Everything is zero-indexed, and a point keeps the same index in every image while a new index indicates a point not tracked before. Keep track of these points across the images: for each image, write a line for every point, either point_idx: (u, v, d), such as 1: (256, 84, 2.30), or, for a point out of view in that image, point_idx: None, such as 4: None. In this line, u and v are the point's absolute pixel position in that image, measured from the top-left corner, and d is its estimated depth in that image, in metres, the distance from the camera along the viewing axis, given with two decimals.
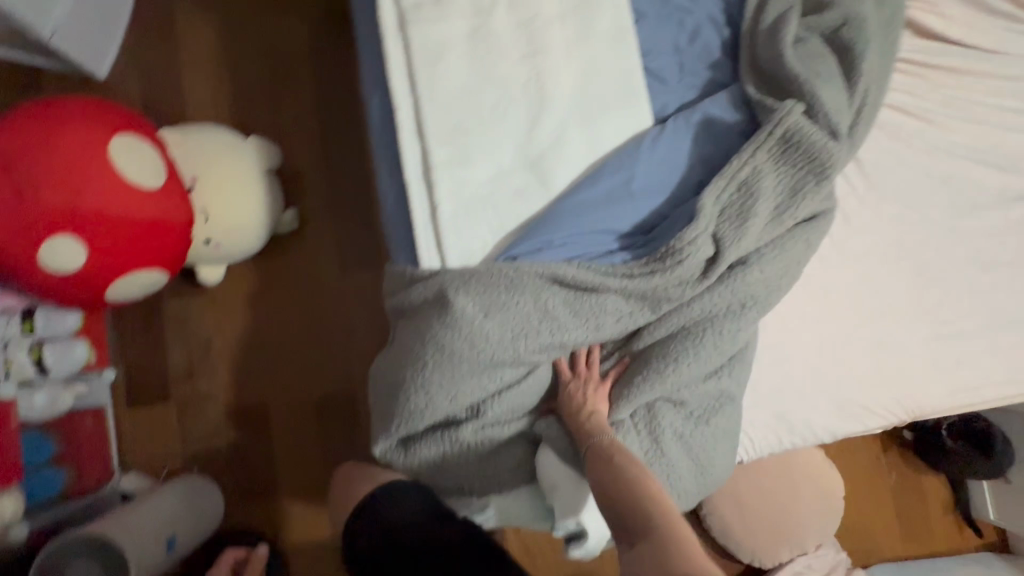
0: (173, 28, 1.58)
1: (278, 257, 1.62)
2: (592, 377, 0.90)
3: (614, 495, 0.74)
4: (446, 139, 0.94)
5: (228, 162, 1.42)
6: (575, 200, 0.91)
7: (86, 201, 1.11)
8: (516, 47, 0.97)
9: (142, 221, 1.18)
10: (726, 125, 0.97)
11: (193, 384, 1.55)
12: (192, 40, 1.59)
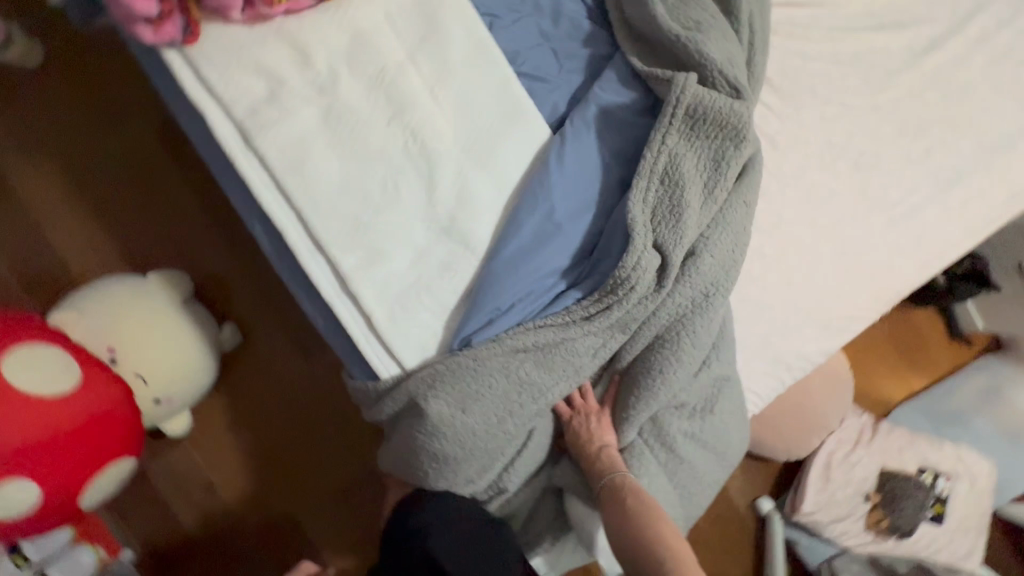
0: (17, 194, 1.44)
1: (237, 373, 1.53)
2: (591, 408, 0.87)
3: (629, 546, 0.75)
4: (348, 242, 0.85)
5: (140, 313, 1.30)
6: (505, 255, 0.84)
7: (10, 437, 1.02)
8: (378, 111, 0.86)
9: (80, 424, 1.10)
10: (624, 109, 0.89)
11: (214, 527, 1.50)
12: (43, 199, 1.45)
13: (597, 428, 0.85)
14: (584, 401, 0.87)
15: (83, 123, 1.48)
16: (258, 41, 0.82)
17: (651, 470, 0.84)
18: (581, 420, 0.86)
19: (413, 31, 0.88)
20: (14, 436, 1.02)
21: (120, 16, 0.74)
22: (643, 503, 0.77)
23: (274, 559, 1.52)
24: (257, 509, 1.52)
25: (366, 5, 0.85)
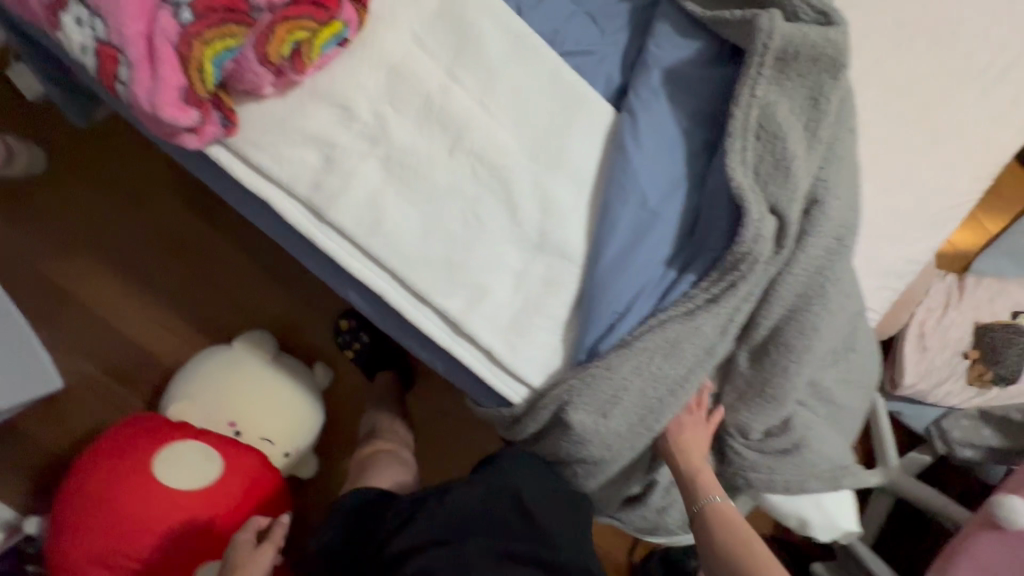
0: (73, 295, 1.46)
1: (341, 404, 1.56)
2: (700, 417, 0.85)
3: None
4: (449, 286, 0.83)
5: (240, 382, 1.34)
6: (609, 257, 0.81)
7: (194, 526, 1.13)
8: (437, 142, 0.81)
9: (240, 493, 1.17)
10: (690, 64, 0.82)
11: None
12: (99, 293, 1.47)
13: (698, 436, 0.84)
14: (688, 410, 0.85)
15: (109, 209, 1.46)
16: (299, 109, 0.77)
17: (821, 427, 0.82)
18: (688, 437, 0.85)
19: (445, 44, 0.80)
20: (198, 524, 1.13)
21: (157, 131, 0.68)
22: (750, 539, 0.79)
23: None
24: None
25: (392, 32, 0.78)
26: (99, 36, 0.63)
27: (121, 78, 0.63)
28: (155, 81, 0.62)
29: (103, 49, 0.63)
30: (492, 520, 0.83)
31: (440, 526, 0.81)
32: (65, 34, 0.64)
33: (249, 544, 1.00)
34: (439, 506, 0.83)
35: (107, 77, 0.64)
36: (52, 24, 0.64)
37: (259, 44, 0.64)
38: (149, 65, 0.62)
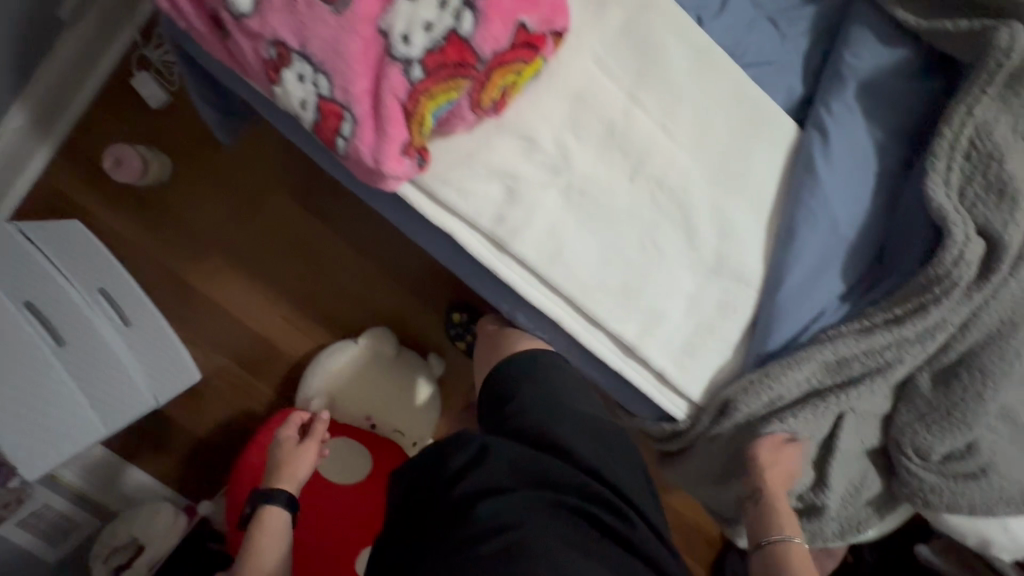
0: (198, 287, 1.53)
1: (451, 394, 1.62)
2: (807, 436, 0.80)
3: None
4: (623, 310, 0.83)
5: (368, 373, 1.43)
6: (789, 278, 0.78)
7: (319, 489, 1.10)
8: (617, 169, 0.79)
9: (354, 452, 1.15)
10: (890, 75, 0.77)
11: None
12: (221, 287, 1.54)
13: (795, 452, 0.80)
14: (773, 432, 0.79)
15: (228, 208, 1.51)
16: (486, 142, 0.76)
17: (1005, 447, 0.82)
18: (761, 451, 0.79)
19: (627, 65, 0.77)
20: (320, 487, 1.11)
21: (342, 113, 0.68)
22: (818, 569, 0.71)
23: None
24: None
25: (576, 57, 0.75)
26: (322, 92, 0.63)
27: (343, 133, 0.64)
28: (378, 136, 0.63)
29: (326, 105, 0.64)
30: (539, 465, 0.66)
31: (507, 473, 0.64)
32: (285, 89, 0.65)
33: (290, 442, 1.05)
34: (500, 444, 0.68)
35: (325, 131, 0.65)
36: (270, 78, 0.65)
37: (473, 91, 0.63)
38: (373, 122, 0.63)
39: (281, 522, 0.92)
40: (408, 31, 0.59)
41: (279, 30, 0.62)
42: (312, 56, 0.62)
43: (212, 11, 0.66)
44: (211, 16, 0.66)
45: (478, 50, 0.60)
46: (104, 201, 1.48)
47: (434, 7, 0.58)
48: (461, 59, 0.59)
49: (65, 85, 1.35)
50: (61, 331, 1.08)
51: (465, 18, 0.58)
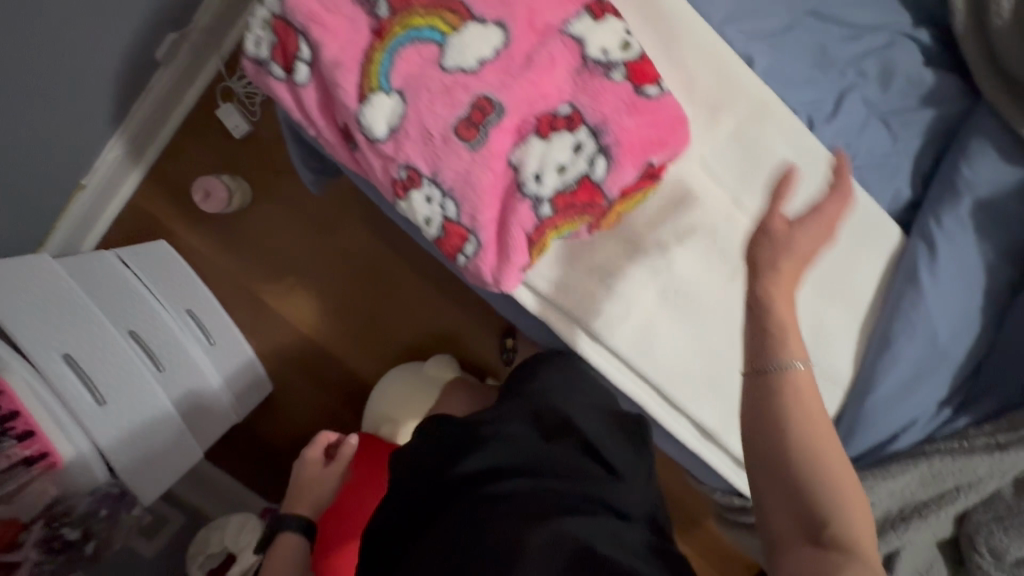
0: (270, 306, 1.60)
1: None
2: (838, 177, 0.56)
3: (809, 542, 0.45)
4: (708, 399, 0.86)
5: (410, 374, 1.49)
6: (885, 389, 0.79)
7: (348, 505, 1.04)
8: (715, 270, 0.81)
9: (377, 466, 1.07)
10: (1009, 193, 0.75)
11: None
12: (290, 306, 1.60)
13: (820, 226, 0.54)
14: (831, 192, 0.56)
15: (301, 231, 1.57)
16: (591, 244, 0.79)
17: None
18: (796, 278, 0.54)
19: (735, 172, 0.77)
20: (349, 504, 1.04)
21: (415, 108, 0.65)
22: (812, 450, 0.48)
23: None
24: None
25: (685, 164, 0.76)
26: (449, 215, 0.66)
27: (465, 252, 0.67)
28: (500, 259, 0.66)
29: (451, 226, 0.66)
30: (537, 446, 0.62)
31: (502, 455, 0.60)
32: (410, 207, 0.67)
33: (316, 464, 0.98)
34: (497, 428, 0.64)
35: (447, 246, 0.68)
36: (397, 195, 0.67)
37: (592, 222, 0.68)
38: (495, 247, 0.66)
39: (296, 544, 0.92)
40: (541, 170, 0.63)
41: (412, 157, 0.64)
42: (443, 183, 0.64)
43: (342, 124, 0.68)
44: (342, 129, 0.69)
45: (607, 190, 0.64)
46: (186, 222, 1.55)
47: (570, 150, 0.63)
48: (591, 200, 0.65)
49: (155, 115, 1.40)
50: (161, 358, 1.30)
51: (602, 161, 0.63)
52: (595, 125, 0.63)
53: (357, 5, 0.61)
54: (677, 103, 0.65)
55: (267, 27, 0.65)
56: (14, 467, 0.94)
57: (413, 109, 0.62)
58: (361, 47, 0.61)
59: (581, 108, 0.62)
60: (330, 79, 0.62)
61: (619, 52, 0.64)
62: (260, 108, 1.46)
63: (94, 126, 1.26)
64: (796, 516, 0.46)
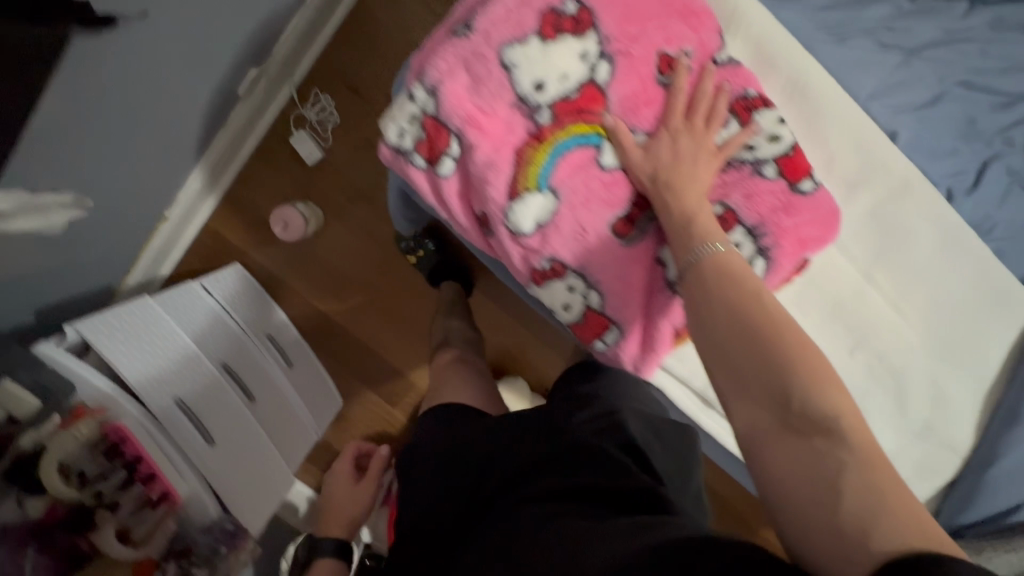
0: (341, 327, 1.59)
1: None
2: (679, 84, 0.67)
3: (814, 495, 0.49)
4: None
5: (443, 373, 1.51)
6: (1009, 461, 0.79)
7: None
8: (839, 344, 0.79)
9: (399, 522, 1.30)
10: None
11: None
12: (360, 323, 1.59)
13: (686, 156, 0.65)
14: (690, 121, 0.67)
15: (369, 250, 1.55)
16: None
17: None
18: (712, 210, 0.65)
19: (869, 247, 0.76)
20: None
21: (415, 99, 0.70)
22: (806, 394, 0.53)
23: None
24: None
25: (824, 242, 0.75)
26: (592, 305, 0.71)
27: (605, 340, 0.73)
28: (644, 350, 0.73)
29: (592, 315, 0.72)
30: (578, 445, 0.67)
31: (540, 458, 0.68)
32: (550, 295, 0.71)
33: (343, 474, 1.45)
34: (543, 430, 0.71)
35: (586, 331, 0.73)
36: (535, 283, 0.70)
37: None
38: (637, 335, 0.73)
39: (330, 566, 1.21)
40: None
41: (559, 252, 0.69)
42: (588, 276, 0.69)
43: (477, 214, 0.70)
44: (478, 217, 0.70)
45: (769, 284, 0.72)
46: (253, 245, 1.54)
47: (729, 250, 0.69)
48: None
49: (234, 142, 1.40)
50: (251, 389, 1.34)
51: (763, 256, 0.70)
52: (752, 224, 0.69)
53: (518, 111, 0.65)
54: (834, 197, 0.70)
55: (412, 120, 0.65)
56: (141, 510, 1.00)
57: (565, 208, 0.67)
58: (517, 150, 0.66)
59: (735, 208, 0.69)
60: (481, 178, 0.66)
61: (771, 146, 0.69)
62: (332, 135, 1.45)
63: (183, 161, 1.27)
64: (778, 418, 0.53)
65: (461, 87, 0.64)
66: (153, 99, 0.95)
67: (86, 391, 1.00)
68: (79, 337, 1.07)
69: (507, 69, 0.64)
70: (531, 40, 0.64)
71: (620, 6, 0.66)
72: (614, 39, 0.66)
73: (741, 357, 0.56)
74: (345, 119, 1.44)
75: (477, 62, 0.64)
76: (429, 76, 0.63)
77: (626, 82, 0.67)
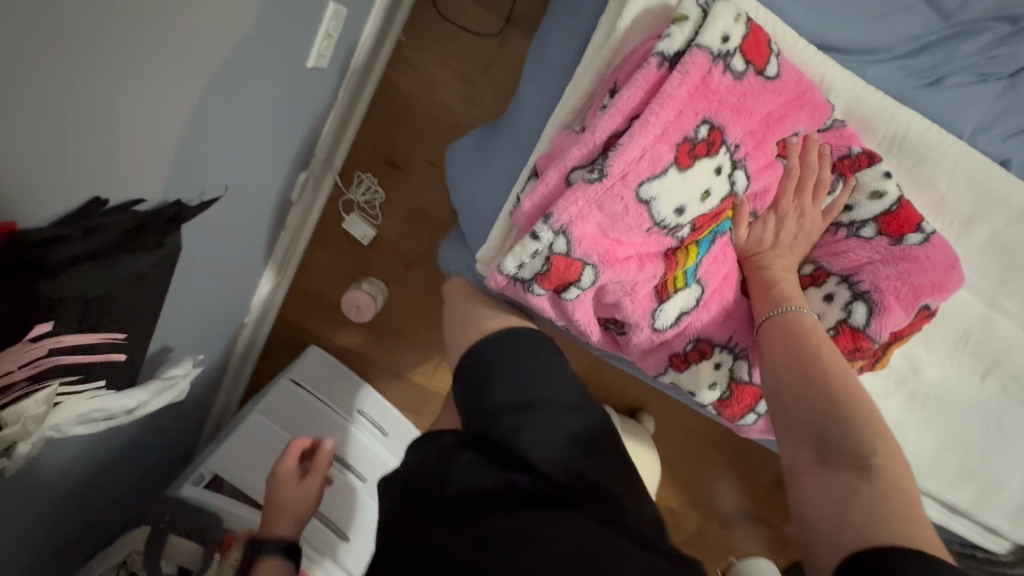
0: (423, 387, 1.61)
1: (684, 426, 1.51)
2: (795, 164, 0.68)
3: (829, 516, 0.51)
4: (961, 483, 0.85)
5: None
6: None
7: None
8: (968, 372, 0.78)
9: None
10: None
11: (729, 532, 1.54)
12: (440, 378, 1.60)
13: (787, 232, 0.71)
14: (798, 199, 0.70)
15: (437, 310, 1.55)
16: None
17: None
18: (793, 278, 0.71)
19: (987, 275, 0.73)
20: None
21: (521, 224, 0.67)
22: (849, 425, 0.56)
23: (769, 546, 1.55)
24: (727, 524, 1.54)
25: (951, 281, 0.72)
26: (741, 377, 0.76)
27: (756, 411, 0.81)
28: None
29: (743, 387, 0.77)
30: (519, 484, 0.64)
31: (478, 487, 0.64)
32: (695, 375, 0.77)
33: (295, 477, 1.06)
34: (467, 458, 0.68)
35: (733, 405, 0.79)
36: (679, 367, 0.78)
37: (865, 364, 0.71)
38: None
39: (279, 566, 0.93)
40: None
41: (701, 331, 0.76)
42: (735, 347, 0.76)
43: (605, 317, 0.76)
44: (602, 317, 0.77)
45: (874, 334, 0.67)
46: (326, 327, 1.58)
47: (821, 301, 0.69)
48: (856, 344, 0.67)
49: (292, 241, 1.43)
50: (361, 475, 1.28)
51: (867, 310, 0.67)
52: (845, 273, 0.68)
53: (660, 235, 0.66)
54: (950, 245, 0.67)
55: (535, 255, 0.65)
56: None
57: (708, 295, 0.74)
58: (660, 261, 0.68)
59: (827, 266, 0.70)
60: (619, 294, 0.70)
61: (871, 204, 0.69)
62: (381, 211, 1.47)
63: (254, 277, 1.30)
64: (815, 450, 0.57)
65: (592, 228, 0.63)
66: (223, 238, 0.98)
67: (231, 520, 1.05)
68: (212, 473, 1.08)
69: (646, 204, 0.62)
70: (669, 171, 0.62)
71: (744, 111, 0.63)
72: (742, 146, 0.65)
73: (794, 396, 0.61)
74: (391, 193, 1.45)
75: (612, 202, 0.62)
76: (559, 219, 0.61)
77: (758, 177, 0.68)
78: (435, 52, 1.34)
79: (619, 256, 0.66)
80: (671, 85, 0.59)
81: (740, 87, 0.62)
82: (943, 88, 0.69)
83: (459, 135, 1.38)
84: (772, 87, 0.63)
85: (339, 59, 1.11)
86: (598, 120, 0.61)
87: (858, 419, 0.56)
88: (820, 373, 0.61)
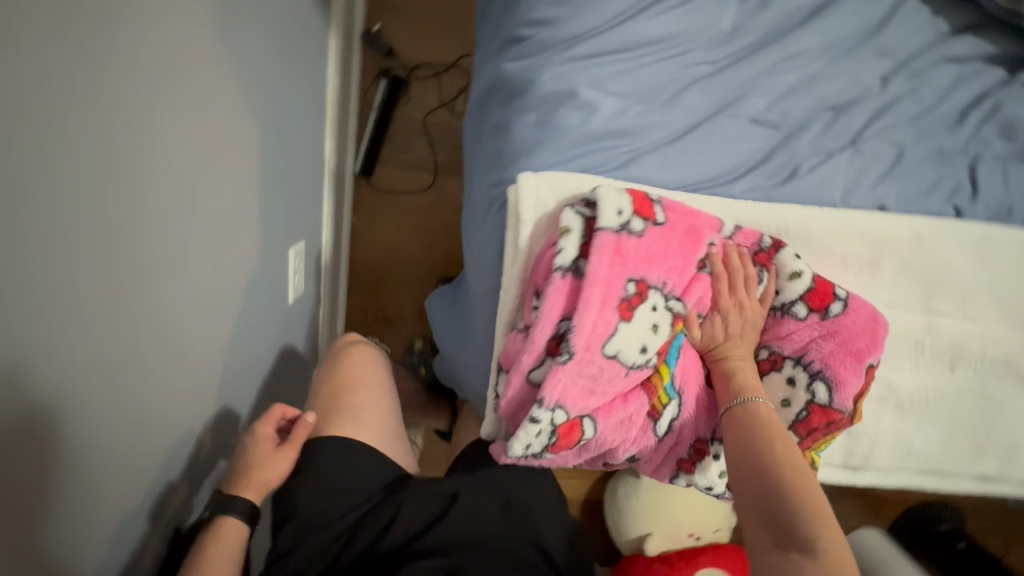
0: None
1: None
2: (720, 270, 0.71)
3: None
4: (981, 456, 0.90)
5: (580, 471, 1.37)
6: None
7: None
8: (937, 370, 0.86)
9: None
10: None
11: None
12: None
13: (735, 326, 0.72)
14: (735, 296, 0.72)
15: None
16: None
17: None
18: (751, 363, 0.72)
19: (914, 289, 0.81)
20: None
21: (511, 412, 0.74)
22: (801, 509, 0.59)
23: None
24: None
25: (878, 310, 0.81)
26: None
27: None
28: None
29: None
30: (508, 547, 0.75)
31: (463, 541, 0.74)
32: (705, 472, 0.79)
33: (271, 440, 0.77)
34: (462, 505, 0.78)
35: None
36: (687, 470, 0.79)
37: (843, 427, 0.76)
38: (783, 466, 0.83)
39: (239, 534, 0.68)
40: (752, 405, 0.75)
41: (695, 432, 0.77)
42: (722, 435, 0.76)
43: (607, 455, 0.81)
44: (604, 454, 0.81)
45: (840, 405, 0.72)
46: None
47: (785, 386, 0.74)
48: (828, 418, 0.72)
49: None
50: None
51: (825, 386, 0.72)
52: (796, 355, 0.73)
53: (636, 375, 0.71)
54: (868, 305, 0.74)
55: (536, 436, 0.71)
56: None
57: (688, 400, 0.75)
58: (641, 391, 0.73)
59: (778, 349, 0.74)
60: (624, 431, 0.74)
61: (795, 284, 0.73)
62: None
63: None
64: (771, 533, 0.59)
65: (577, 393, 0.69)
66: None
67: None
68: None
69: (614, 359, 0.68)
70: (621, 327, 0.68)
71: (657, 259, 0.69)
72: (674, 282, 0.69)
73: (746, 480, 0.64)
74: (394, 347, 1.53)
75: (588, 370, 0.68)
76: (551, 399, 0.68)
77: (688, 293, 0.70)
78: (387, 218, 1.49)
79: (603, 407, 0.72)
80: (595, 269, 0.66)
81: (645, 242, 0.68)
82: (801, 176, 0.76)
83: (433, 276, 1.51)
84: (676, 226, 0.70)
85: (311, 268, 1.25)
86: (536, 331, 0.68)
87: (807, 505, 0.59)
88: (767, 462, 0.63)
